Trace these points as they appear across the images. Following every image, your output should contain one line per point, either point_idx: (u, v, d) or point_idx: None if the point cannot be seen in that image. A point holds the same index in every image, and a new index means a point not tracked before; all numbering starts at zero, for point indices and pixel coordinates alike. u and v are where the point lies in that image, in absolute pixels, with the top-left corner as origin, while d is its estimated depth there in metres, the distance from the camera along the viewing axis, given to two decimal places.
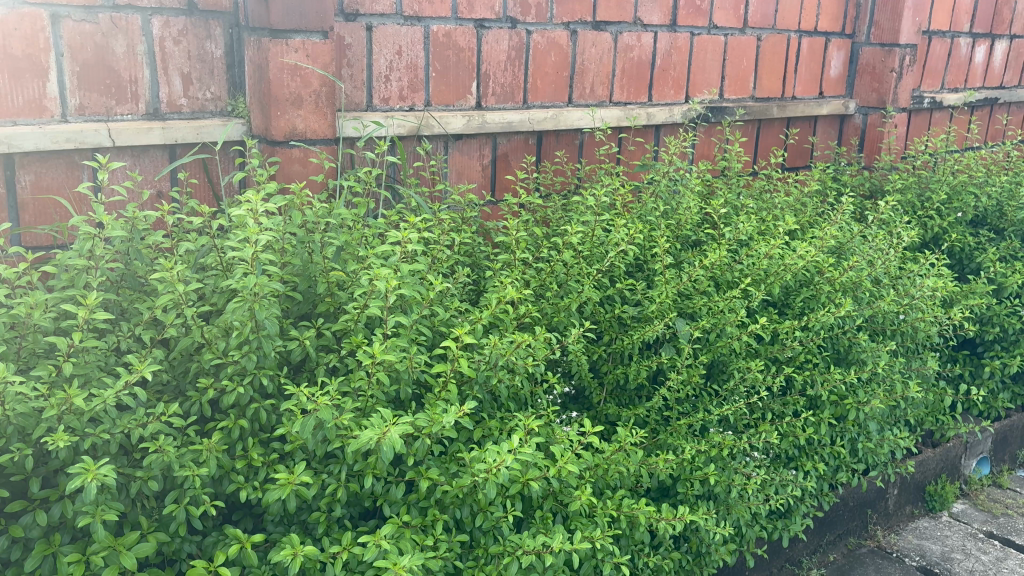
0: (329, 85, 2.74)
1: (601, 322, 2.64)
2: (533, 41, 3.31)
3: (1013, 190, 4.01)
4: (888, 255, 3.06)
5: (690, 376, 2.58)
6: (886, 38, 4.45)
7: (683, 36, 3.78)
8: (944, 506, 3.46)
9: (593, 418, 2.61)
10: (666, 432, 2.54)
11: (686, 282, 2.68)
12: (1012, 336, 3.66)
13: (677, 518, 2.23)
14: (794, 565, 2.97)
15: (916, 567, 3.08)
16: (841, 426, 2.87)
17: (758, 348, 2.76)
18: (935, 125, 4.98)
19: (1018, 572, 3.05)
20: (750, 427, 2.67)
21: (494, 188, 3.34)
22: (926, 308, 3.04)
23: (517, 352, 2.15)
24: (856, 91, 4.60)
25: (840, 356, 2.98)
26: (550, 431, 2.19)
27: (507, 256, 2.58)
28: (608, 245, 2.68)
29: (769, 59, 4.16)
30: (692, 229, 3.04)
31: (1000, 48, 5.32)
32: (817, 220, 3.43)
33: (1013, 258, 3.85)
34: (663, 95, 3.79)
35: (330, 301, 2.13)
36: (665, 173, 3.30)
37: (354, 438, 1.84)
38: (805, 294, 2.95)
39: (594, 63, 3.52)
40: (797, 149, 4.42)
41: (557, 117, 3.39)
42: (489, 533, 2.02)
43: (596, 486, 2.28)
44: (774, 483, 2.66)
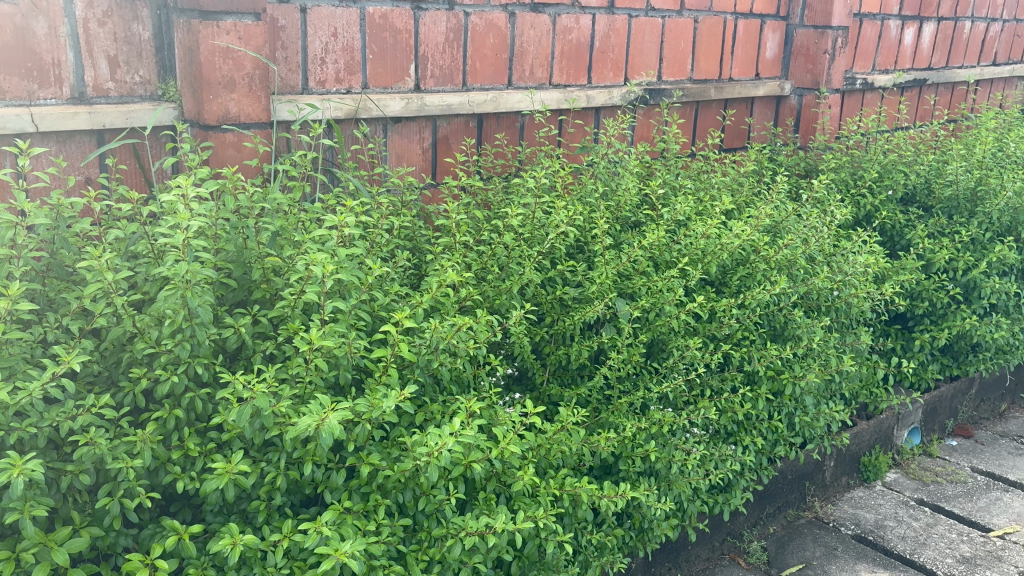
0: (262, 68, 2.68)
1: (542, 304, 2.66)
2: (470, 23, 3.29)
3: (940, 168, 4.14)
4: (821, 234, 3.13)
5: (631, 355, 2.61)
6: (819, 20, 4.52)
7: (621, 19, 3.79)
8: (878, 476, 3.57)
9: (536, 399, 2.63)
10: (607, 410, 2.56)
11: (626, 263, 2.70)
12: (941, 311, 3.79)
13: (618, 496, 2.27)
14: (734, 538, 3.05)
15: (852, 536, 3.18)
16: (778, 402, 2.94)
17: (696, 326, 2.81)
18: (866, 106, 5.08)
19: (947, 538, 3.17)
20: (690, 405, 2.72)
21: (434, 171, 3.32)
22: (858, 284, 3.12)
23: (457, 335, 2.14)
24: (791, 73, 4.67)
25: (776, 332, 3.04)
26: (492, 413, 2.21)
27: (447, 240, 2.58)
28: (549, 228, 2.69)
29: (706, 40, 4.20)
30: (631, 211, 3.07)
31: (928, 30, 5.45)
32: (753, 201, 3.49)
33: (941, 235, 3.97)
34: (602, 78, 3.81)
35: (266, 287, 2.11)
36: (604, 154, 3.32)
37: (292, 425, 1.82)
38: (741, 273, 2.99)
39: (532, 45, 3.52)
40: (733, 130, 4.48)
41: (496, 99, 3.38)
42: (433, 516, 2.02)
43: (538, 467, 2.30)
44: (713, 459, 2.70)
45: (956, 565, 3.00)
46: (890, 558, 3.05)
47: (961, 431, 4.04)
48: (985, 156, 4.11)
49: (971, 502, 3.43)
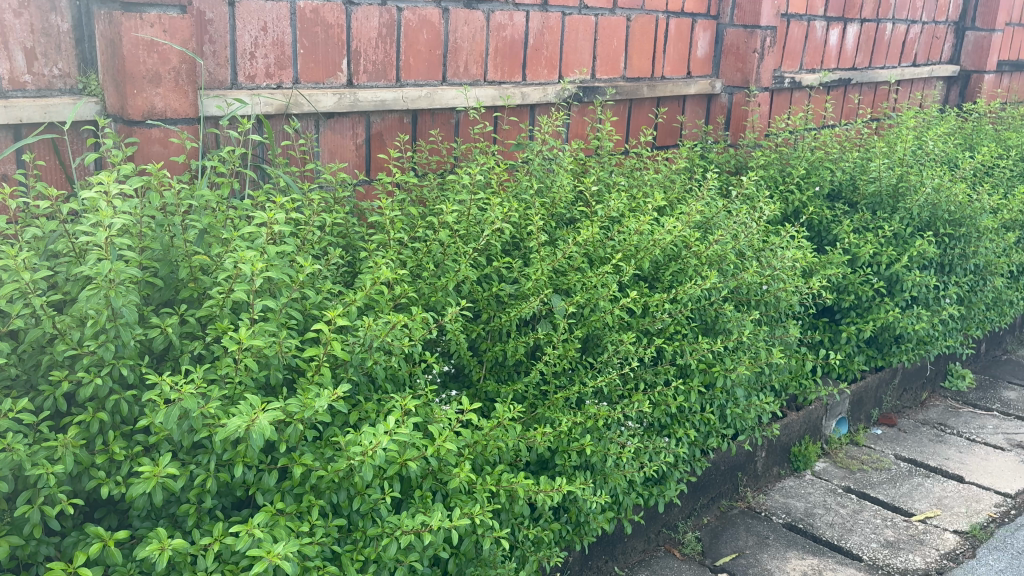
0: (189, 62, 2.62)
1: (478, 301, 2.66)
2: (403, 18, 3.27)
3: (864, 166, 4.27)
4: (750, 229, 3.19)
5: (567, 351, 2.63)
6: (748, 20, 4.60)
7: (554, 16, 3.81)
8: (807, 465, 3.67)
9: (472, 395, 2.63)
10: (543, 406, 2.57)
11: (561, 259, 2.72)
12: (866, 304, 3.90)
13: (554, 490, 2.28)
14: (669, 529, 3.10)
15: (782, 524, 3.26)
16: (710, 394, 2.99)
17: (630, 321, 2.84)
18: (794, 104, 5.21)
19: (872, 523, 3.27)
20: (624, 399, 2.74)
21: (368, 167, 3.29)
22: (787, 278, 3.20)
23: (392, 333, 2.13)
24: (721, 71, 4.75)
25: (707, 326, 3.09)
26: (427, 411, 2.20)
27: (381, 237, 2.56)
28: (484, 224, 2.69)
29: (638, 38, 4.24)
30: (566, 207, 3.09)
31: (852, 31, 5.61)
32: (685, 197, 3.55)
33: (865, 230, 4.09)
34: (536, 75, 3.83)
35: (193, 286, 2.06)
36: (539, 151, 3.34)
37: (222, 426, 1.79)
38: (673, 269, 3.04)
39: (466, 41, 3.51)
40: (666, 128, 4.54)
41: (430, 95, 3.36)
42: (368, 516, 2.00)
43: (475, 463, 2.30)
44: (647, 451, 2.74)
45: (881, 549, 3.10)
46: (819, 545, 3.14)
47: (885, 420, 4.17)
48: (906, 154, 4.26)
49: (894, 488, 3.55)
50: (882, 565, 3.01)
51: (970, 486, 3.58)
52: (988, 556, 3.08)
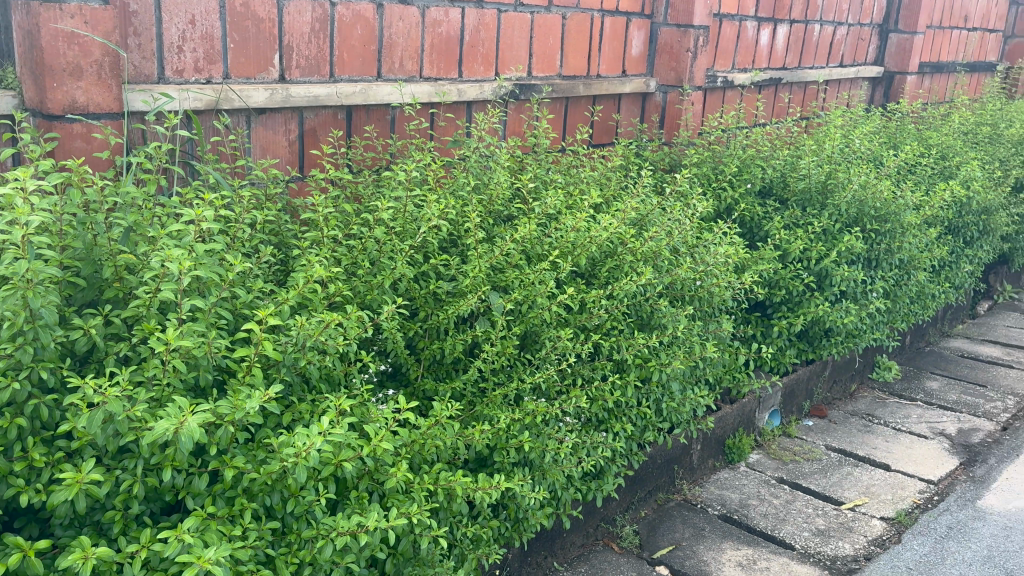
0: (112, 55, 2.53)
1: (415, 298, 2.63)
2: (336, 13, 3.23)
3: (793, 164, 4.37)
4: (683, 226, 3.24)
5: (504, 348, 2.62)
6: (681, 20, 4.66)
7: (490, 13, 3.80)
8: (741, 457, 3.74)
9: (410, 394, 2.61)
10: (481, 403, 2.57)
11: (498, 257, 2.71)
12: (796, 298, 3.99)
13: (492, 487, 2.27)
14: (607, 523, 3.13)
15: (718, 515, 3.31)
16: (646, 389, 3.02)
17: (567, 317, 2.85)
18: (727, 103, 5.30)
19: (804, 513, 3.35)
20: (562, 394, 2.75)
21: (301, 164, 3.24)
22: (719, 274, 3.25)
23: (325, 332, 2.10)
24: (656, 70, 4.81)
25: (643, 321, 3.12)
26: (363, 411, 2.17)
27: (314, 234, 2.52)
28: (420, 221, 2.67)
29: (574, 36, 4.26)
30: (503, 204, 3.09)
31: (782, 31, 5.73)
32: (620, 194, 3.58)
33: (795, 226, 4.18)
34: (472, 72, 3.82)
35: (118, 286, 2.00)
36: (475, 148, 3.33)
37: (148, 430, 1.74)
38: (609, 265, 3.06)
39: (401, 37, 3.48)
40: (602, 126, 4.57)
41: (365, 91, 3.33)
42: (302, 518, 1.97)
43: (412, 462, 2.29)
44: (585, 446, 2.75)
45: (812, 537, 3.18)
46: (753, 535, 3.20)
47: (816, 412, 4.28)
48: (834, 152, 4.37)
49: (825, 477, 3.64)
50: (814, 553, 3.08)
51: (896, 474, 3.70)
52: (913, 541, 3.18)
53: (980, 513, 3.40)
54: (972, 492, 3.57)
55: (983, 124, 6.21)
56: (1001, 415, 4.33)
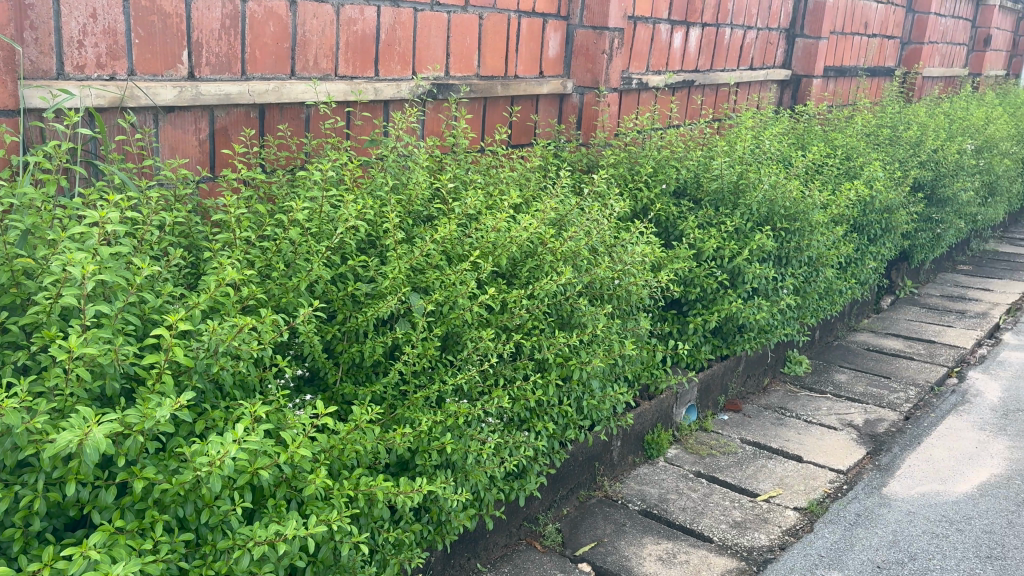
0: (7, 49, 2.41)
1: (332, 301, 2.59)
2: (248, 9, 3.15)
3: (706, 164, 4.47)
4: (602, 226, 3.27)
5: (425, 350, 2.60)
6: (597, 21, 4.71)
7: (406, 12, 3.77)
8: (660, 453, 3.80)
9: (328, 399, 2.56)
10: (402, 406, 2.53)
11: (418, 257, 2.68)
12: (710, 296, 4.07)
13: (414, 491, 2.25)
14: (530, 522, 3.14)
15: (638, 511, 3.36)
16: (567, 387, 3.04)
17: (488, 317, 2.84)
18: (642, 105, 5.38)
19: (721, 505, 3.43)
20: (484, 395, 2.74)
21: (212, 164, 3.15)
22: (637, 273, 3.29)
23: (239, 336, 2.04)
24: (573, 71, 4.85)
25: (563, 320, 3.13)
26: (280, 417, 2.12)
27: (226, 236, 2.45)
28: (337, 222, 2.62)
29: (491, 37, 4.26)
30: (422, 204, 3.06)
31: (694, 34, 5.85)
32: (539, 194, 3.60)
33: (709, 226, 4.27)
34: (389, 71, 3.77)
35: (15, 291, 1.90)
36: (392, 148, 3.29)
37: (50, 442, 1.66)
38: (530, 265, 3.06)
39: (315, 35, 3.42)
40: (520, 127, 4.58)
41: (279, 89, 3.25)
42: (217, 528, 1.91)
43: (331, 468, 2.24)
44: (507, 446, 2.75)
45: (729, 529, 3.25)
46: (672, 529, 3.25)
47: (731, 406, 4.38)
48: (744, 153, 4.49)
49: (740, 470, 3.73)
50: (731, 545, 3.15)
51: (808, 464, 3.82)
52: (825, 529, 3.29)
53: (886, 500, 3.54)
54: (879, 480, 3.72)
55: (884, 126, 6.47)
56: (904, 405, 4.53)
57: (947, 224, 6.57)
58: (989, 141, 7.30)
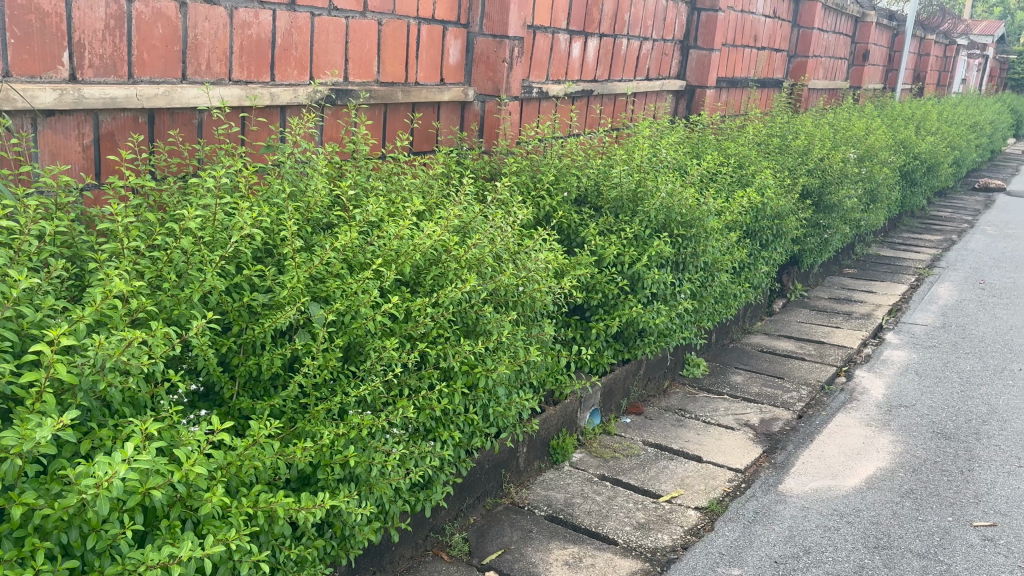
0: None
1: (228, 312, 2.50)
2: (134, 10, 3.02)
3: (606, 173, 4.55)
4: (505, 233, 3.27)
5: (327, 361, 2.54)
6: (497, 30, 4.73)
7: (303, 17, 3.69)
8: (565, 458, 3.82)
9: (225, 414, 2.47)
10: (303, 419, 2.47)
11: (318, 266, 2.62)
12: (612, 301, 4.13)
13: (317, 506, 2.18)
14: (437, 532, 3.11)
15: (544, 516, 3.37)
16: (473, 395, 3.02)
17: (392, 326, 2.80)
18: (543, 113, 5.43)
19: (625, 508, 3.47)
20: (388, 406, 2.70)
21: (97, 171, 3.01)
22: (540, 279, 3.31)
23: (127, 351, 1.94)
24: (473, 79, 4.85)
25: (469, 328, 3.11)
26: (173, 434, 2.03)
27: (113, 246, 2.34)
28: (232, 230, 2.54)
29: (390, 43, 4.22)
30: (322, 212, 2.99)
31: (592, 45, 5.95)
32: (442, 202, 3.58)
33: (610, 233, 4.34)
34: (285, 76, 3.69)
35: None
36: (290, 154, 3.21)
37: None
38: (433, 273, 3.04)
39: (207, 38, 3.31)
40: (422, 134, 4.56)
41: (169, 93, 3.13)
42: (105, 553, 1.81)
43: (229, 486, 2.16)
44: (413, 457, 2.71)
45: (633, 531, 3.30)
46: (578, 533, 3.28)
47: (633, 409, 4.45)
48: (642, 162, 4.59)
49: (644, 472, 3.80)
50: (636, 547, 3.19)
51: (708, 465, 3.91)
52: (725, 527, 3.38)
53: (781, 496, 3.67)
54: (775, 478, 3.84)
55: (773, 136, 6.73)
56: (797, 404, 4.70)
57: (833, 229, 6.88)
58: (870, 151, 7.69)
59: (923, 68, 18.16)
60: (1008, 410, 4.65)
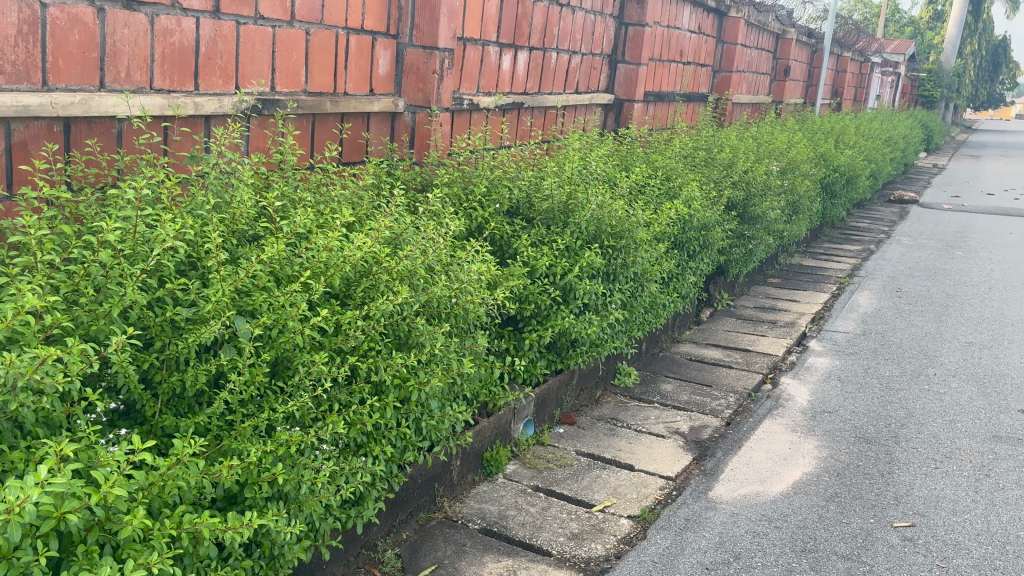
0: None
1: (149, 327, 2.41)
2: (49, 15, 2.92)
3: (537, 185, 4.57)
4: (437, 245, 3.25)
5: (253, 376, 2.47)
6: (426, 41, 4.71)
7: (227, 25, 3.62)
8: (498, 470, 3.81)
9: (146, 433, 2.39)
10: (229, 437, 2.40)
11: (244, 279, 2.56)
12: (544, 312, 4.14)
13: (244, 526, 2.12)
14: (369, 549, 3.06)
15: (478, 530, 3.35)
16: (405, 409, 2.98)
17: (321, 340, 2.75)
18: (473, 125, 5.43)
19: (559, 519, 3.47)
20: (318, 421, 2.64)
21: (9, 181, 2.89)
22: (473, 291, 3.29)
23: (41, 369, 1.87)
24: (403, 90, 4.82)
25: (401, 341, 3.08)
26: (91, 455, 1.95)
27: (26, 259, 2.24)
28: (153, 243, 2.46)
29: (318, 53, 4.16)
30: (248, 224, 2.93)
31: (522, 57, 5.98)
32: (372, 213, 3.54)
33: (542, 244, 4.36)
34: (210, 85, 3.61)
35: None
36: (215, 165, 3.14)
37: None
38: (364, 285, 2.99)
39: (127, 45, 3.21)
40: (351, 144, 4.51)
41: (86, 102, 3.03)
42: None
43: (150, 507, 2.09)
44: (344, 473, 2.66)
45: (567, 542, 3.30)
46: (512, 545, 3.26)
47: (566, 419, 4.47)
48: (573, 174, 4.63)
49: (577, 482, 3.81)
50: (569, 557, 3.20)
51: (639, 473, 3.95)
52: (657, 535, 3.41)
53: (712, 503, 3.72)
54: (705, 485, 3.90)
55: (699, 149, 6.88)
56: (725, 412, 4.78)
57: (758, 240, 7.04)
58: (791, 163, 7.92)
59: (839, 84, 18.84)
60: (925, 414, 4.81)
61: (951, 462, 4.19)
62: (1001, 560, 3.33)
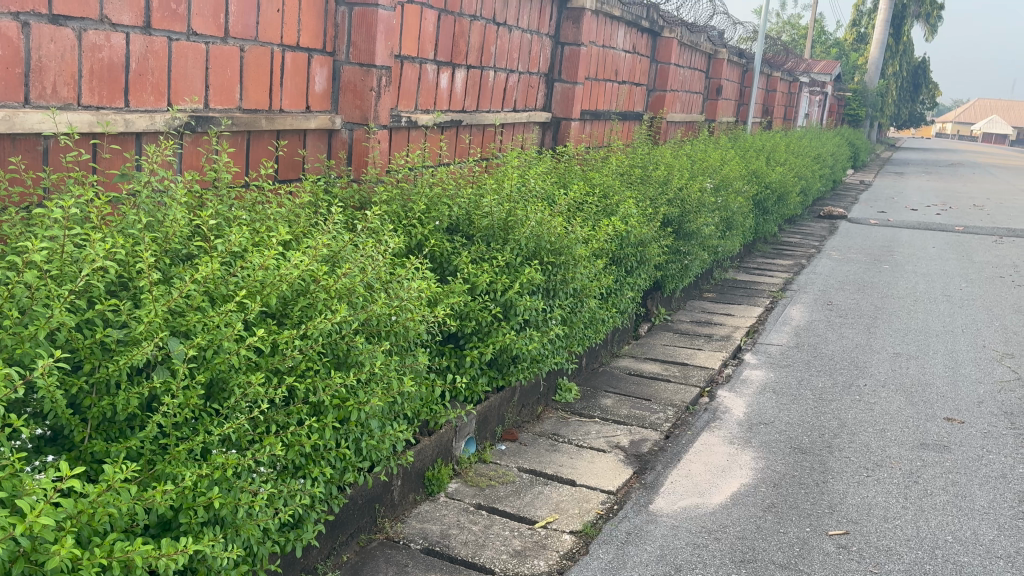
0: None
1: (78, 349, 2.34)
2: None
3: (477, 202, 4.57)
4: (376, 262, 3.22)
5: (187, 399, 2.41)
6: (363, 59, 4.69)
7: (159, 41, 3.55)
8: (440, 488, 3.78)
9: (75, 459, 2.31)
10: (162, 461, 2.34)
11: (177, 299, 2.50)
12: (485, 328, 4.14)
13: (178, 552, 2.06)
14: (308, 572, 3.00)
15: (420, 550, 3.32)
16: (344, 429, 2.95)
17: (257, 361, 2.70)
18: (412, 142, 5.42)
19: (501, 536, 3.46)
20: (254, 443, 2.59)
21: None
22: (413, 308, 3.27)
23: None
24: (340, 107, 4.79)
25: (339, 360, 3.03)
26: (15, 483, 1.88)
27: None
28: (82, 263, 2.39)
29: (253, 69, 4.11)
30: (181, 243, 2.87)
31: (459, 75, 6.00)
32: (310, 231, 3.50)
33: (482, 260, 4.37)
34: (141, 102, 3.53)
35: None
36: (146, 183, 3.07)
37: None
38: (301, 304, 2.96)
39: (53, 60, 3.13)
40: (287, 162, 4.46)
41: (10, 118, 2.96)
42: None
43: (79, 536, 2.02)
44: (281, 496, 2.61)
45: (510, 559, 3.29)
46: (454, 564, 3.24)
47: (508, 436, 4.47)
48: (512, 192, 4.65)
49: (519, 499, 3.80)
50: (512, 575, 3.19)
51: (581, 488, 3.96)
52: (599, 550, 3.42)
53: (652, 516, 3.75)
54: (645, 498, 3.94)
55: (635, 167, 6.98)
56: (664, 425, 4.84)
57: (693, 256, 7.12)
58: (724, 181, 8.09)
59: (769, 102, 19.36)
60: (857, 424, 4.94)
61: (881, 470, 4.31)
62: (929, 563, 3.43)
